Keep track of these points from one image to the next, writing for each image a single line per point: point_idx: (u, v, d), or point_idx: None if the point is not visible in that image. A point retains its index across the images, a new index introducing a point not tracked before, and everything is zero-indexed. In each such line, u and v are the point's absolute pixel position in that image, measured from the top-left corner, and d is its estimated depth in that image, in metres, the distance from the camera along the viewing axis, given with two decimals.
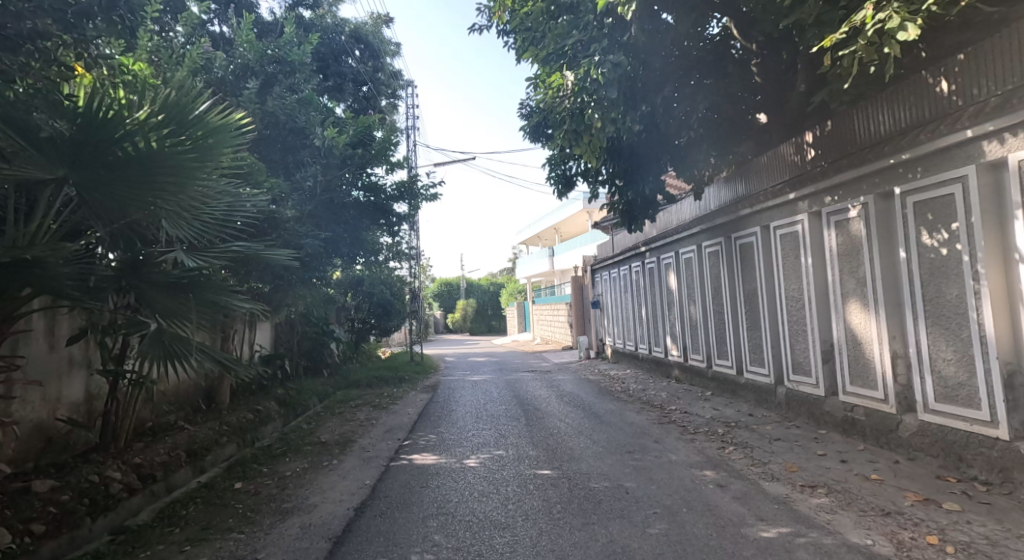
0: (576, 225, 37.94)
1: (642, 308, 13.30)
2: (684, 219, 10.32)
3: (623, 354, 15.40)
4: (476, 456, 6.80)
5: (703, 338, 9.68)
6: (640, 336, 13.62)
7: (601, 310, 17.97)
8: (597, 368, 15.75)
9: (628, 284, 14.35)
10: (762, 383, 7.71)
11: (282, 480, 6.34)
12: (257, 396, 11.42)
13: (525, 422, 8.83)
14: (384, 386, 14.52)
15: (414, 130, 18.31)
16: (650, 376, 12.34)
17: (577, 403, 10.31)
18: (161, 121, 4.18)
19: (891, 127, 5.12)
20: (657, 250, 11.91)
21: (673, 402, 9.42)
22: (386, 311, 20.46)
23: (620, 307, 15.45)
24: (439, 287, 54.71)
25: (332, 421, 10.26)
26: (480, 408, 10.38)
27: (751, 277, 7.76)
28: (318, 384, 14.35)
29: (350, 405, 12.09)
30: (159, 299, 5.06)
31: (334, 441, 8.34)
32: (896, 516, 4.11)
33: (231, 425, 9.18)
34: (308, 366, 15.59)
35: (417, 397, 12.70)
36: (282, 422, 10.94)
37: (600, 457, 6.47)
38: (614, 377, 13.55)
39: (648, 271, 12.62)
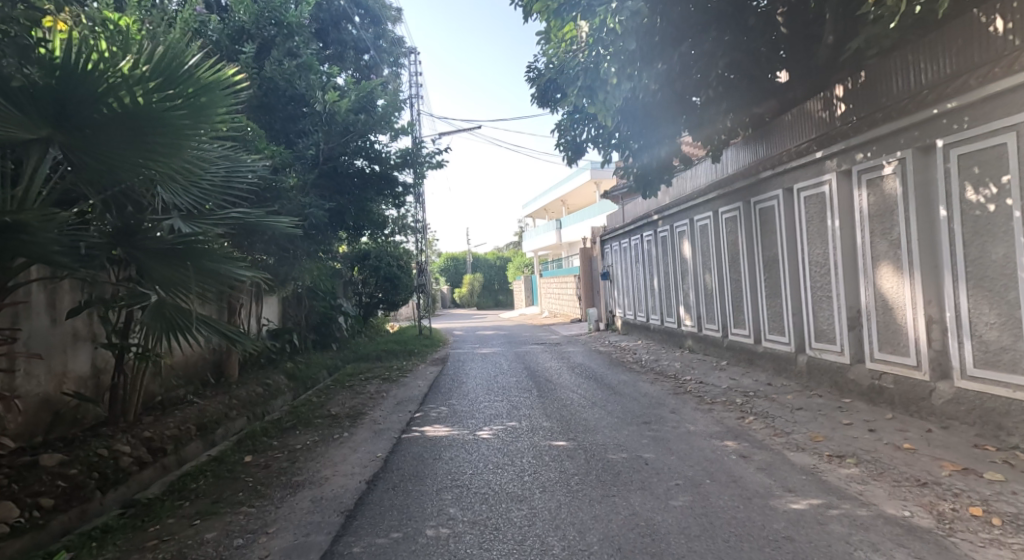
0: (583, 196, 37.55)
1: (654, 279, 13.07)
2: (699, 185, 10.02)
3: (633, 325, 15.22)
4: (489, 428, 6.64)
5: (719, 308, 9.45)
6: (652, 306, 13.42)
7: (611, 281, 17.76)
8: (608, 339, 15.59)
9: (639, 253, 14.10)
10: (782, 351, 7.51)
11: (292, 453, 6.21)
12: (264, 370, 11.32)
13: (537, 393, 8.67)
14: (393, 359, 14.43)
15: (418, 99, 17.93)
16: (662, 347, 12.17)
17: (589, 374, 10.15)
18: (148, 76, 3.95)
19: (932, 74, 4.80)
20: (669, 218, 11.63)
21: (687, 372, 9.24)
22: (393, 284, 20.13)
23: (631, 277, 15.22)
24: (445, 261, 54.58)
25: (342, 395, 10.13)
26: (491, 380, 10.24)
27: (772, 242, 7.50)
28: (326, 357, 14.25)
29: (359, 378, 11.98)
30: (156, 268, 4.81)
31: (344, 414, 8.21)
32: (934, 486, 3.92)
33: (241, 398, 9.08)
34: (316, 340, 15.49)
35: (427, 369, 12.59)
36: (291, 396, 10.85)
37: (616, 428, 6.30)
38: (625, 348, 13.38)
39: (661, 240, 12.35)
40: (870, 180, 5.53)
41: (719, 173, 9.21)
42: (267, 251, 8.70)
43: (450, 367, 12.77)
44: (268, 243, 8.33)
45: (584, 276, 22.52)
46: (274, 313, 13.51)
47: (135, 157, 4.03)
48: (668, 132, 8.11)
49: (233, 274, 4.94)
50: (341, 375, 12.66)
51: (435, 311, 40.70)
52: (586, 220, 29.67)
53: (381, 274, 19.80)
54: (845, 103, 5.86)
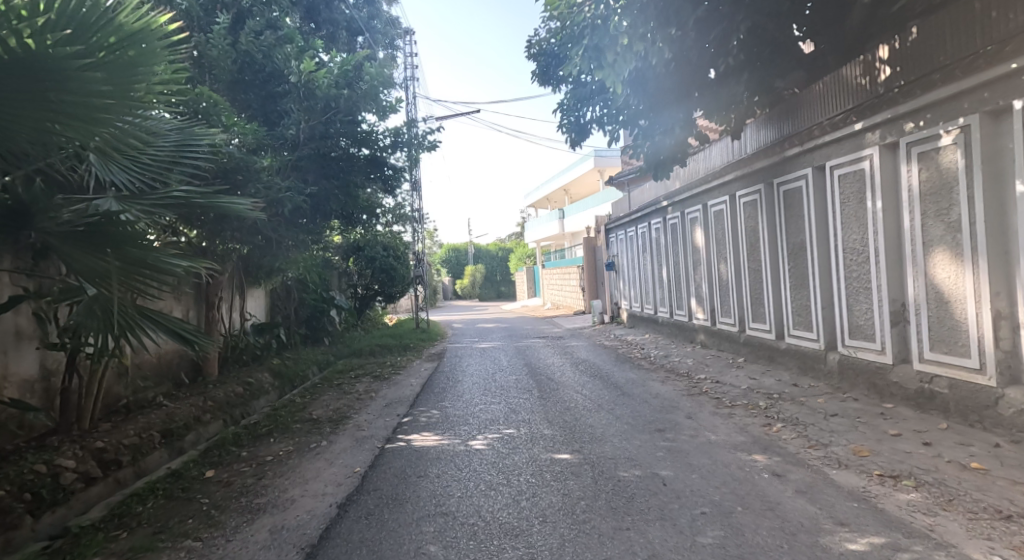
0: (587, 185, 36.70)
1: (662, 269, 12.31)
2: (714, 167, 9.24)
3: (640, 318, 14.49)
4: (483, 437, 5.93)
5: (736, 300, 8.71)
6: (660, 298, 12.68)
7: (616, 272, 17.01)
8: (613, 333, 14.87)
9: (647, 242, 13.33)
10: (809, 349, 6.76)
11: (261, 467, 5.52)
12: (247, 368, 10.63)
13: (538, 394, 7.95)
14: (387, 355, 13.72)
15: (414, 82, 17.16)
16: (671, 342, 11.44)
17: (593, 372, 9.43)
18: (51, 23, 3.34)
19: (1003, 23, 4.07)
20: (681, 204, 10.85)
21: (701, 370, 8.51)
22: (389, 275, 19.39)
23: (637, 268, 14.47)
24: (447, 252, 53.87)
25: (328, 395, 9.42)
26: (489, 378, 9.53)
27: (798, 228, 6.74)
28: (317, 353, 13.55)
29: (349, 375, 11.27)
30: (77, 255, 4.11)
31: (326, 419, 7.49)
32: (1022, 521, 3.21)
33: (217, 399, 8.41)
34: (307, 335, 14.79)
35: (422, 366, 11.88)
36: (276, 395, 10.15)
37: (627, 437, 5.58)
38: (631, 343, 12.64)
39: (671, 228, 11.58)
40: (921, 153, 4.78)
41: (736, 153, 8.43)
42: (242, 238, 8.00)
43: (446, 364, 12.06)
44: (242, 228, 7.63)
45: (587, 267, 21.76)
46: (260, 306, 12.80)
47: (40, 117, 3.42)
48: (684, 105, 7.30)
49: (170, 265, 4.24)
50: (331, 372, 11.97)
51: (436, 302, 39.97)
52: (590, 209, 28.87)
53: (376, 265, 19.08)
54: (889, 66, 5.08)
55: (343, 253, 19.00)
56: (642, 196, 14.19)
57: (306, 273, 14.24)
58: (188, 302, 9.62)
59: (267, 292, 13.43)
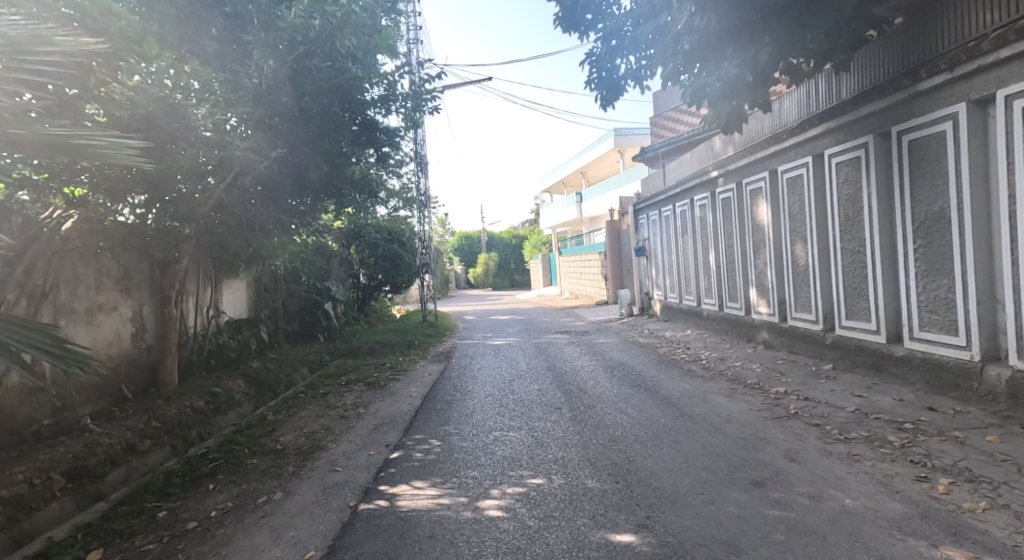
0: (605, 167, 34.66)
1: (709, 253, 10.45)
2: (787, 122, 7.37)
3: (677, 311, 12.66)
4: (501, 491, 4.15)
5: (822, 291, 6.87)
6: (706, 287, 10.83)
7: (647, 258, 15.15)
8: (646, 327, 13.05)
9: (688, 223, 11.45)
10: (952, 358, 4.96)
11: (174, 545, 3.75)
12: (217, 374, 8.95)
13: (569, 414, 6.17)
14: (388, 354, 12.01)
15: (417, 44, 15.26)
16: (722, 340, 9.62)
17: (635, 381, 7.62)
18: None
19: None
20: (739, 173, 8.95)
21: (776, 381, 6.68)
22: (394, 264, 17.72)
23: (674, 253, 12.62)
24: (459, 240, 52.16)
25: (309, 408, 7.73)
26: (506, 388, 7.78)
27: (937, 192, 4.99)
28: (308, 355, 11.85)
29: (340, 381, 9.60)
30: None
31: (299, 448, 5.77)
32: None
33: (165, 418, 6.73)
34: (298, 332, 13.11)
35: (428, 369, 10.17)
36: (251, 407, 8.49)
37: (714, 498, 3.77)
38: (671, 341, 10.81)
39: (723, 203, 9.69)
40: None
41: (824, 100, 6.57)
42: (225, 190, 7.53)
43: (456, 366, 10.33)
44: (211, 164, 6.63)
45: (612, 254, 19.90)
46: (239, 300, 11.07)
47: None
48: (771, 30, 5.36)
49: None
50: (320, 376, 10.25)
51: (447, 291, 38.24)
52: (612, 191, 26.91)
53: (379, 252, 17.47)
54: None
55: (341, 240, 17.25)
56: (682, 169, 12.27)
57: (296, 262, 12.51)
58: (143, 294, 8.00)
59: (249, 283, 11.72)
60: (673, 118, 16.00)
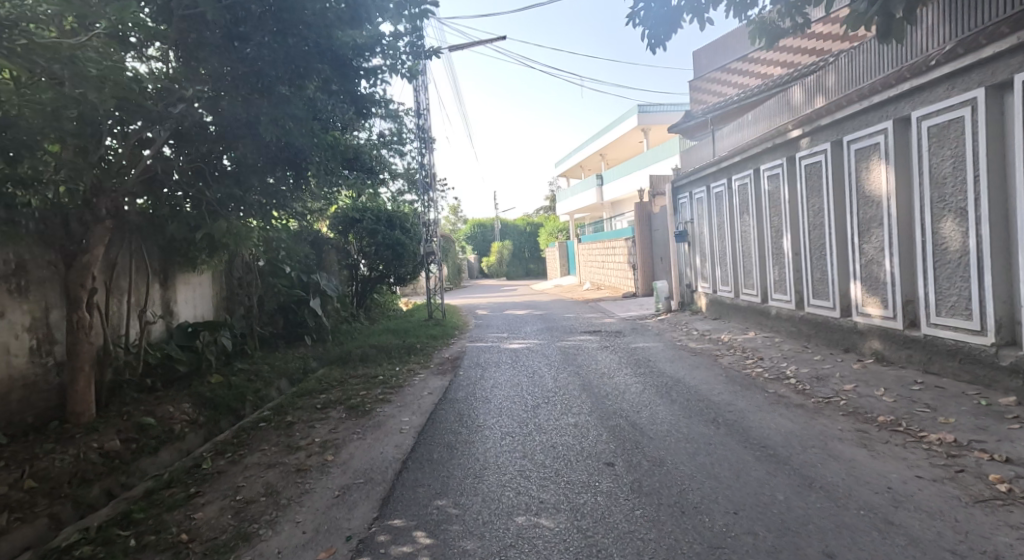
0: (626, 148, 32.37)
1: (783, 238, 8.32)
2: (942, 39, 5.39)
3: (733, 308, 10.59)
4: None
5: (997, 284, 4.83)
6: (778, 280, 8.71)
7: (688, 244, 13.04)
8: (693, 327, 11.00)
9: (750, 201, 9.34)
10: None
11: None
12: (162, 394, 7.02)
13: (629, 477, 4.16)
14: (386, 362, 10.02)
15: None
16: (806, 349, 7.53)
17: (709, 416, 5.55)
18: None
19: None
20: (838, 129, 6.79)
21: (927, 420, 4.64)
22: (396, 254, 15.91)
23: (729, 238, 10.48)
24: (471, 228, 50.07)
25: (267, 448, 5.76)
26: (529, 420, 5.80)
27: None
28: (289, 364, 9.89)
29: (324, 399, 7.70)
30: None
31: (219, 538, 3.76)
32: None
33: (52, 475, 4.83)
34: (280, 334, 11.16)
35: (431, 384, 8.19)
36: (201, 441, 6.57)
37: None
38: (733, 347, 8.73)
39: (807, 172, 7.54)
40: None
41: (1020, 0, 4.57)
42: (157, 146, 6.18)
43: (463, 380, 8.32)
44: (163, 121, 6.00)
45: (641, 240, 17.79)
46: (198, 299, 9.06)
47: None
48: None
49: None
50: (299, 392, 8.30)
51: (458, 282, 36.12)
52: (638, 172, 24.76)
53: (378, 240, 15.52)
54: None
55: (337, 226, 15.44)
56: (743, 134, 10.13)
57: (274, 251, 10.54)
58: (46, 295, 5.97)
59: (214, 277, 9.73)
60: (717, 81, 13.80)
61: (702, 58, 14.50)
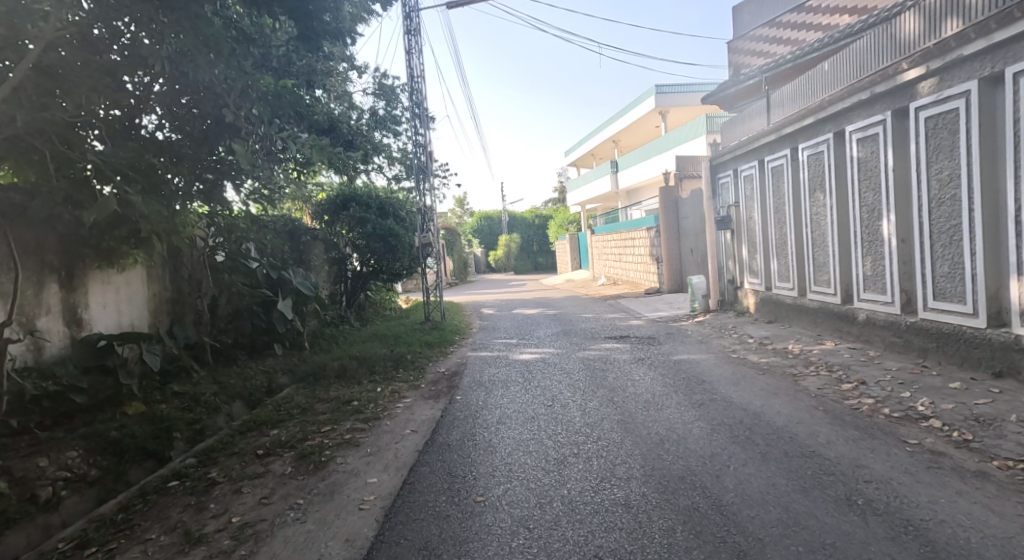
0: (643, 133, 30.28)
1: (884, 220, 6.39)
2: None
3: (798, 309, 8.63)
4: None
5: None
6: (873, 276, 6.70)
7: (732, 232, 11.04)
8: (746, 334, 9.04)
9: (830, 174, 7.40)
10: None
11: None
12: (43, 437, 5.11)
13: None
14: (368, 379, 8.09)
15: None
16: (927, 371, 5.53)
17: (834, 489, 3.58)
18: None
19: None
20: (999, 57, 4.86)
21: None
22: (389, 246, 13.96)
23: (793, 223, 8.52)
24: (477, 221, 48.11)
25: (160, 533, 3.84)
26: (551, 495, 3.83)
27: None
28: (248, 382, 7.99)
29: (277, 437, 5.80)
30: None
31: None
32: None
33: None
34: (244, 343, 9.25)
35: (418, 415, 6.25)
36: (87, 507, 4.66)
37: None
38: (812, 363, 6.74)
39: (930, 128, 5.59)
40: None
41: None
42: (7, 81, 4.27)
43: (462, 409, 6.38)
44: (41, 34, 4.40)
45: (667, 229, 15.80)
46: (127, 303, 7.12)
47: None
48: None
49: None
50: (249, 422, 6.39)
51: (463, 276, 34.10)
52: (659, 157, 22.73)
53: (367, 230, 13.62)
54: None
55: (322, 215, 13.83)
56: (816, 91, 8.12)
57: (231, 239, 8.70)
58: None
59: (151, 275, 7.82)
60: (764, 39, 11.68)
61: (743, 14, 12.38)
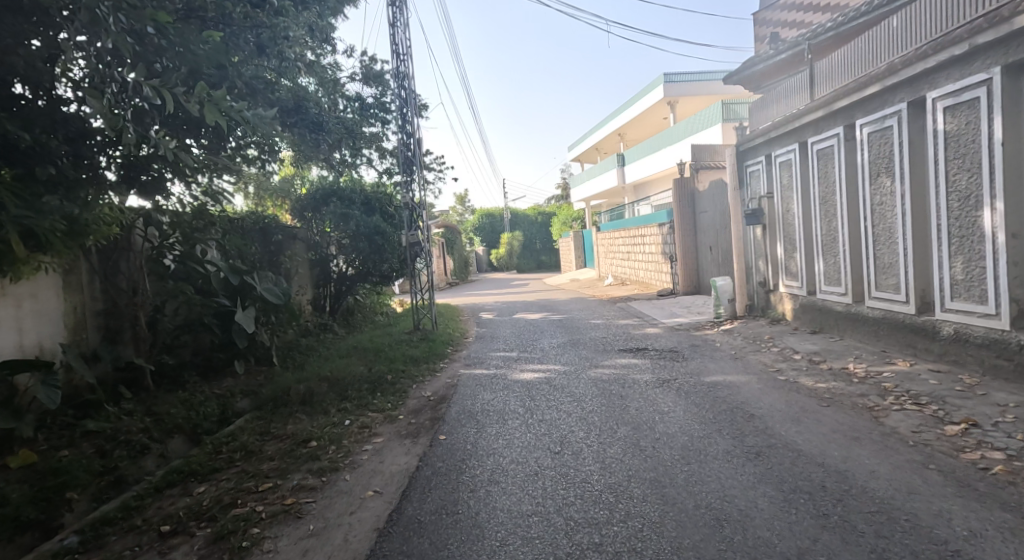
0: (649, 126, 28.89)
1: (984, 212, 5.13)
2: None
3: (854, 320, 7.22)
4: None
5: None
6: (965, 281, 5.41)
7: (764, 228, 9.61)
8: (787, 348, 7.64)
9: (905, 156, 6.06)
10: None
11: None
12: None
13: None
14: (337, 407, 6.72)
15: None
16: None
17: None
18: None
19: None
20: None
21: None
22: (376, 246, 12.57)
23: (849, 218, 7.22)
24: (479, 219, 46.75)
25: None
26: None
27: None
28: (193, 411, 6.65)
29: (200, 496, 4.45)
30: None
31: None
32: None
33: None
34: (198, 362, 7.89)
35: (390, 464, 4.89)
36: None
37: None
38: (888, 390, 5.36)
39: None
40: None
41: None
42: None
43: (449, 453, 5.04)
44: None
45: (682, 225, 14.40)
46: (36, 316, 5.89)
47: None
48: None
49: None
50: (174, 467, 5.05)
51: (464, 276, 32.67)
52: (670, 149, 21.35)
53: (350, 227, 12.17)
54: None
55: (303, 212, 12.49)
56: (883, 55, 6.69)
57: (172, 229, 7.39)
58: None
59: (72, 283, 6.46)
60: (798, 8, 10.22)
61: None
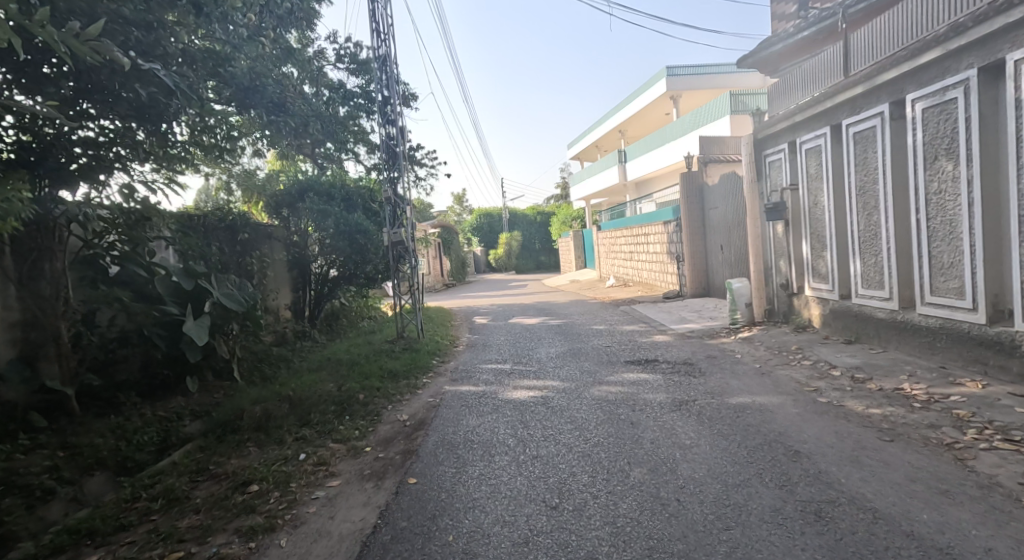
0: (650, 122, 27.97)
1: None
2: None
3: (901, 329, 6.20)
4: None
5: None
6: None
7: (785, 224, 8.57)
8: (821, 360, 6.62)
9: (973, 131, 5.06)
10: None
11: None
12: None
13: None
14: (295, 436, 5.70)
15: None
16: None
17: None
18: None
19: None
20: None
21: None
22: (357, 244, 11.54)
23: (896, 209, 6.18)
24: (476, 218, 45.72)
25: None
26: None
27: None
28: (125, 441, 5.61)
29: None
30: None
31: None
32: None
33: None
34: (140, 381, 6.83)
35: (345, 520, 3.87)
36: None
37: None
38: (965, 419, 4.37)
39: None
40: None
41: None
42: None
43: (426, 500, 4.04)
44: None
45: (690, 222, 13.38)
46: None
47: None
48: None
49: None
50: (72, 526, 4.03)
51: (461, 276, 31.58)
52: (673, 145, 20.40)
53: (329, 225, 11.13)
54: None
55: (276, 209, 11.35)
56: (940, 15, 5.66)
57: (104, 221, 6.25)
58: None
59: None
60: None
61: None
